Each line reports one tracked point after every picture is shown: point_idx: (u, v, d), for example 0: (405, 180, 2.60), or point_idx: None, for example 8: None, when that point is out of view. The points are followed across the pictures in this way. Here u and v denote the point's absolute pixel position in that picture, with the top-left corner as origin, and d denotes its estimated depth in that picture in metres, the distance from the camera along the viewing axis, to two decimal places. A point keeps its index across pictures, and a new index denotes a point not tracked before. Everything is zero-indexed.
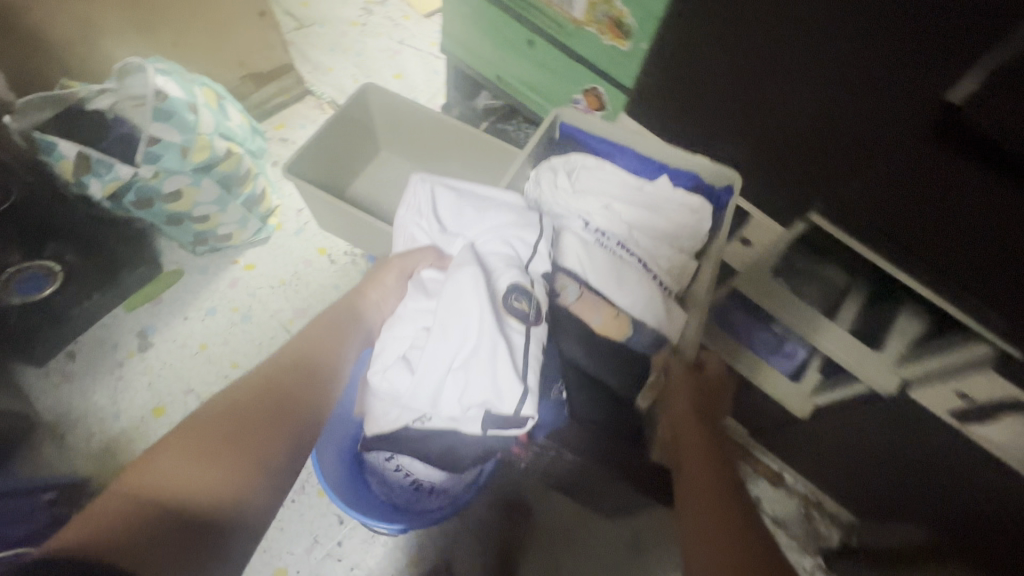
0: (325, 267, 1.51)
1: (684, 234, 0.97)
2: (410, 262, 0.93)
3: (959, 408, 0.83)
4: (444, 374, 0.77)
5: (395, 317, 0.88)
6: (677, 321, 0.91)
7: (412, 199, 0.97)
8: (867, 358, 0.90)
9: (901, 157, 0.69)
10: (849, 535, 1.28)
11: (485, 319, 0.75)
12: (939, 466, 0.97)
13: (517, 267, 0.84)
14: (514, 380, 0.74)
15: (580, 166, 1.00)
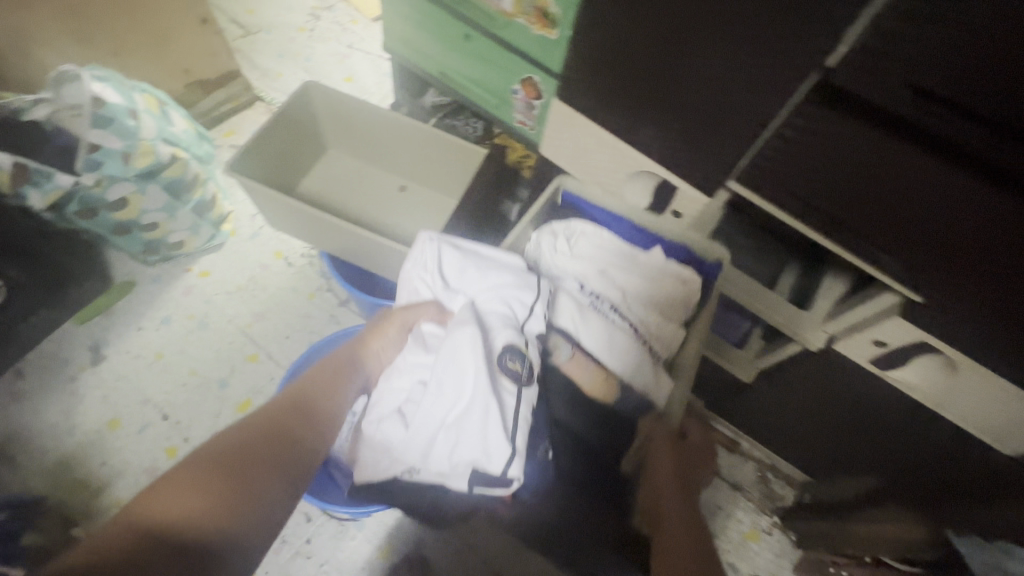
0: (282, 270, 1.51)
1: (672, 301, 1.00)
2: (410, 314, 0.98)
3: (877, 354, 0.90)
4: (440, 431, 0.82)
5: (396, 370, 0.93)
6: (665, 386, 0.93)
7: (413, 256, 0.99)
8: (795, 316, 0.98)
9: (909, 176, 0.65)
10: (803, 493, 1.35)
11: (480, 380, 0.79)
12: (878, 420, 1.02)
13: (513, 327, 0.87)
14: (502, 442, 0.77)
15: (578, 231, 1.04)
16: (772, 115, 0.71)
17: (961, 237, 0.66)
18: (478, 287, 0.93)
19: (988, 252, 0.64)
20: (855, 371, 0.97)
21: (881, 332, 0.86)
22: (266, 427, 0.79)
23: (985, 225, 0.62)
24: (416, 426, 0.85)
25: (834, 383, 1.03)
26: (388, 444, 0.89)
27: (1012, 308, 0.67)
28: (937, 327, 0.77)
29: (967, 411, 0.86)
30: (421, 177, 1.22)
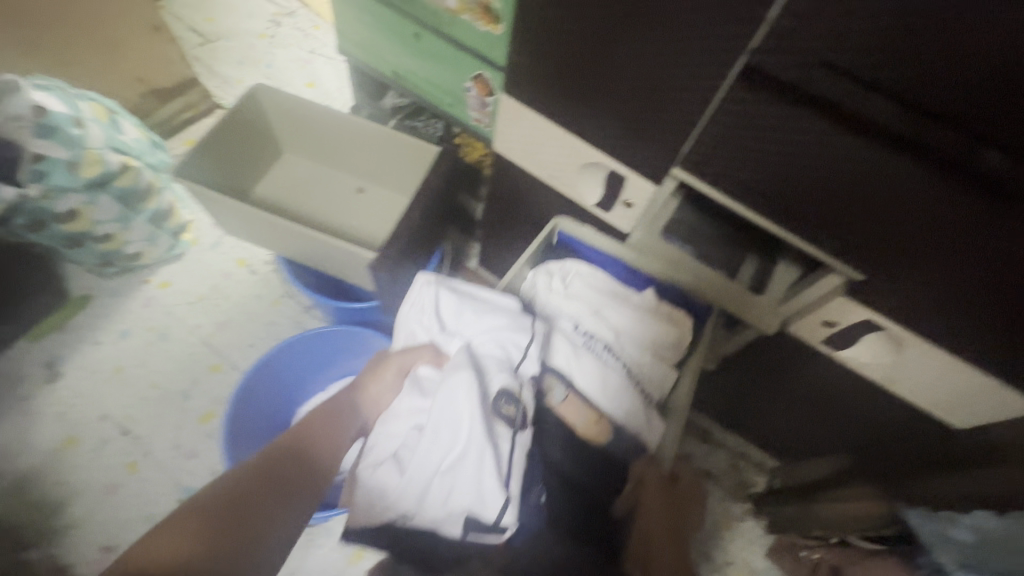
0: (245, 278, 1.48)
1: (662, 341, 1.01)
2: (408, 357, 1.00)
3: (828, 334, 0.91)
4: (437, 476, 0.84)
5: (395, 413, 0.95)
6: (654, 429, 0.94)
7: (412, 299, 1.01)
8: (750, 302, 0.95)
9: (884, 194, 0.67)
10: (773, 479, 1.36)
11: (475, 425, 0.81)
12: (838, 403, 1.03)
13: (508, 370, 0.90)
14: (498, 489, 0.79)
15: (573, 271, 1.05)
16: (705, 98, 0.72)
17: (936, 243, 0.67)
18: (476, 330, 0.95)
19: (926, 241, 0.68)
20: (813, 354, 0.98)
21: (829, 311, 0.87)
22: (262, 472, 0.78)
23: (925, 219, 0.66)
24: (414, 473, 0.86)
25: (793, 366, 1.04)
26: (383, 488, 0.90)
27: (996, 313, 0.69)
28: (884, 305, 0.79)
29: (916, 385, 0.87)
30: (378, 178, 1.21)
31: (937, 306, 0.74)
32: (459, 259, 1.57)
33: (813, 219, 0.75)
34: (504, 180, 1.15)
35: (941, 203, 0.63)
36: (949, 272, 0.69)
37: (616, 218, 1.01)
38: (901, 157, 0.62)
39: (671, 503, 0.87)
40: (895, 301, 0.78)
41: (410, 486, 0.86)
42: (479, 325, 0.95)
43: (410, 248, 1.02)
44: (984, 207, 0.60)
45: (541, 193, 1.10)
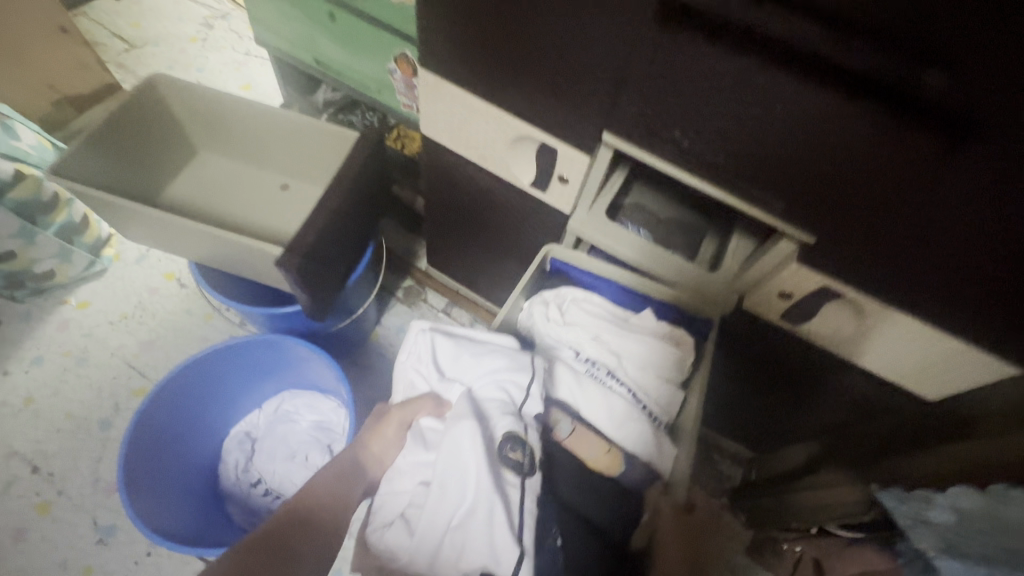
0: (174, 292, 1.37)
1: (666, 363, 0.91)
2: (408, 409, 0.86)
3: (787, 308, 0.84)
4: (446, 535, 0.73)
5: (402, 471, 0.82)
6: (667, 453, 0.85)
7: (408, 346, 0.90)
8: (703, 279, 0.92)
9: (873, 164, 0.59)
10: (750, 470, 1.28)
11: (483, 477, 0.73)
12: (807, 384, 0.96)
13: (512, 414, 0.80)
14: (510, 543, 0.70)
15: (569, 299, 0.97)
16: (627, 51, 0.65)
17: (931, 216, 0.60)
18: (476, 373, 0.85)
19: (889, 200, 0.61)
20: (778, 334, 0.90)
21: (783, 282, 0.79)
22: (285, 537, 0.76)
23: (875, 167, 0.59)
24: (420, 535, 0.75)
25: (757, 345, 0.95)
26: (393, 556, 0.77)
27: (997, 288, 0.62)
28: (874, 286, 0.71)
29: (884, 358, 0.81)
30: (302, 171, 1.10)
31: (889, 271, 0.69)
32: (408, 259, 1.48)
33: (800, 200, 0.67)
34: (435, 165, 1.06)
35: (938, 169, 0.56)
36: (947, 247, 0.62)
37: (554, 197, 0.93)
38: (890, 116, 0.54)
39: (689, 535, 0.78)
40: (886, 285, 0.70)
41: (419, 548, 0.75)
42: (479, 368, 0.85)
43: (331, 242, 0.91)
44: (984, 168, 0.53)
45: (474, 177, 1.01)
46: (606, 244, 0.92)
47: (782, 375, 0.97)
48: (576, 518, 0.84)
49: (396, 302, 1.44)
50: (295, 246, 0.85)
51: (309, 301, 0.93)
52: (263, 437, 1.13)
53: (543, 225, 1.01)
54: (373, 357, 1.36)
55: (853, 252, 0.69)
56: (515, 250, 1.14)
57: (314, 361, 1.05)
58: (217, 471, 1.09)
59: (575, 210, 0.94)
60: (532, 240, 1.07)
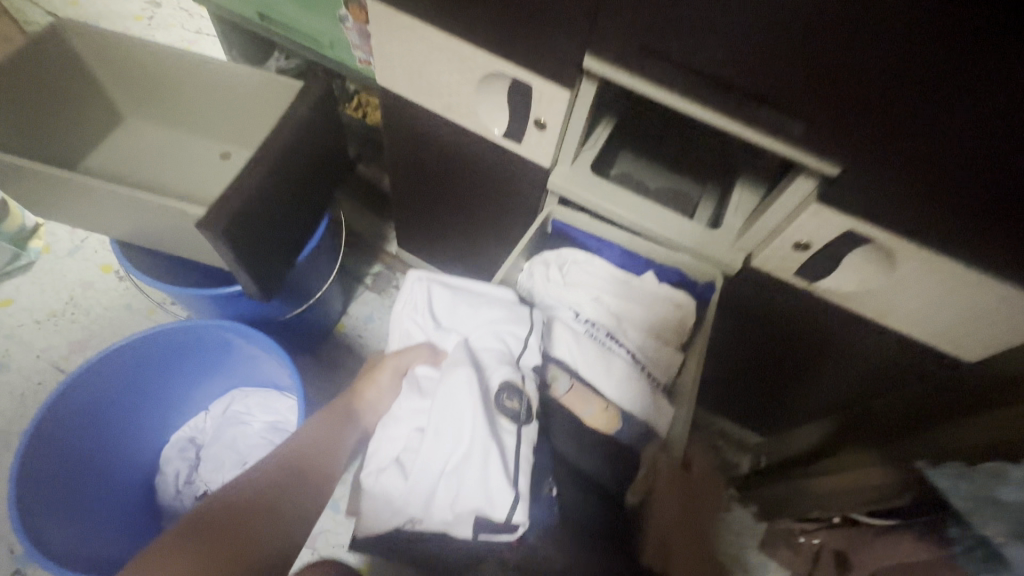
0: (111, 286, 1.22)
1: (665, 325, 0.84)
2: (403, 356, 0.79)
3: (801, 264, 0.72)
4: (439, 483, 0.65)
5: (394, 419, 0.73)
6: (665, 412, 0.77)
7: (404, 295, 0.81)
8: (707, 234, 0.81)
9: (921, 51, 0.48)
10: (759, 457, 1.16)
11: (477, 421, 0.64)
12: (818, 354, 0.85)
13: (510, 362, 0.71)
14: (505, 488, 0.61)
15: (571, 261, 0.88)
16: None
17: (990, 113, 0.49)
18: (475, 324, 0.76)
19: (940, 96, 0.50)
20: (797, 298, 0.78)
21: (799, 230, 0.68)
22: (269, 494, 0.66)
23: (924, 52, 0.48)
24: (411, 484, 0.67)
25: (776, 311, 0.82)
26: (384, 508, 0.68)
27: None
28: (909, 221, 0.60)
29: (913, 315, 0.70)
30: (244, 136, 0.96)
31: (945, 198, 0.57)
32: (377, 243, 1.34)
33: (827, 115, 0.56)
34: (396, 125, 0.93)
35: (1005, 45, 0.45)
36: (1008, 152, 0.51)
37: (531, 149, 0.81)
38: None
39: (686, 495, 0.72)
40: (924, 216, 0.59)
41: (409, 499, 0.67)
42: (477, 318, 0.77)
43: (272, 205, 0.78)
44: None
45: (440, 133, 0.89)
46: (594, 201, 0.83)
47: (801, 341, 0.85)
48: (571, 491, 0.76)
49: (364, 290, 1.30)
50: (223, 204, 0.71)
51: (246, 275, 0.78)
52: (209, 443, 0.99)
53: (519, 184, 0.89)
54: (339, 349, 1.23)
55: (892, 176, 0.58)
56: (491, 220, 1.01)
57: (264, 359, 0.93)
58: (154, 485, 0.94)
59: (556, 163, 0.83)
60: (508, 206, 0.95)
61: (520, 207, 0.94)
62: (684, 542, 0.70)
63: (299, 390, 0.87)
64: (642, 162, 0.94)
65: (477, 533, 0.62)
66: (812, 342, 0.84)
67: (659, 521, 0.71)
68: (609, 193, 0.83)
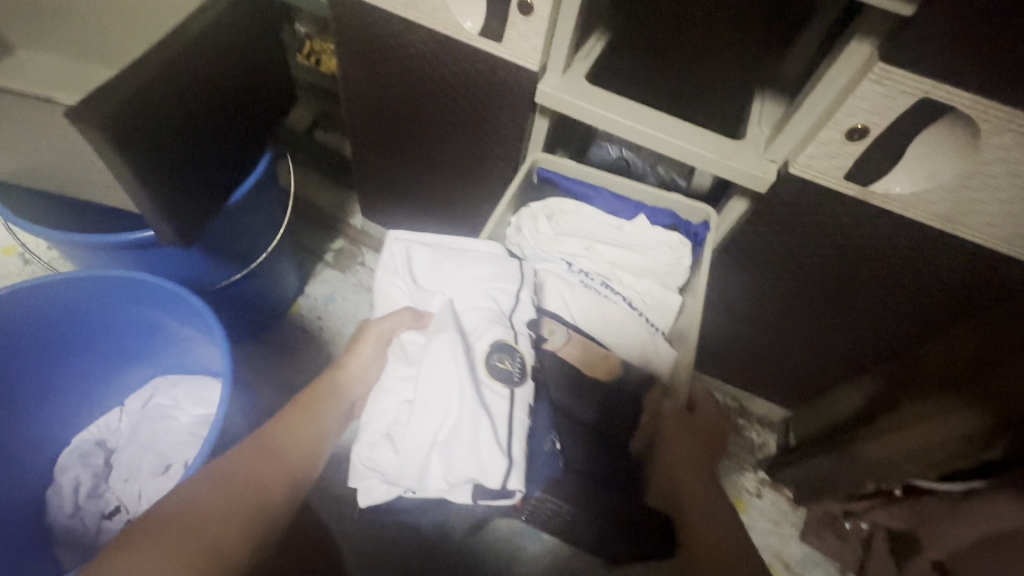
0: (13, 270, 1.00)
1: (666, 268, 0.67)
2: (388, 321, 0.53)
3: (853, 165, 0.59)
4: (428, 462, 0.43)
5: (378, 391, 0.50)
6: (664, 352, 0.62)
7: (381, 261, 0.56)
8: (726, 144, 0.67)
9: None
10: (787, 434, 0.99)
11: (461, 385, 0.44)
12: (857, 282, 0.70)
13: (502, 320, 0.50)
14: (497, 456, 0.42)
15: (560, 211, 0.69)
16: None
17: None
18: (458, 281, 0.54)
19: None
20: (849, 215, 0.63)
21: (852, 112, 0.55)
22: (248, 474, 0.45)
23: None
24: (401, 459, 0.44)
25: (821, 240, 0.67)
26: (376, 480, 0.47)
27: None
28: (1003, 73, 0.47)
29: (993, 216, 0.57)
30: None
31: None
32: (336, 214, 1.16)
33: None
34: (344, 44, 0.76)
35: None
36: None
37: (513, 47, 0.66)
38: None
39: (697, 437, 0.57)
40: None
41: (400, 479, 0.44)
42: (460, 276, 0.53)
43: (177, 109, 0.61)
44: None
45: (403, 45, 0.73)
46: (591, 109, 0.68)
47: (855, 277, 0.69)
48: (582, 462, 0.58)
49: (324, 268, 1.11)
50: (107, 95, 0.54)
51: (140, 192, 0.61)
52: (123, 445, 0.78)
53: (499, 104, 0.74)
54: (295, 335, 1.04)
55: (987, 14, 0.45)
56: (467, 165, 0.85)
57: (196, 338, 0.74)
58: (47, 501, 0.73)
59: (543, 71, 0.69)
60: (486, 139, 0.79)
61: (501, 138, 0.78)
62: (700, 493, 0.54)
63: (227, 370, 0.64)
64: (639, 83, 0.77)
65: (477, 499, 0.43)
66: (867, 276, 0.68)
67: (675, 464, 0.57)
68: (610, 102, 0.69)
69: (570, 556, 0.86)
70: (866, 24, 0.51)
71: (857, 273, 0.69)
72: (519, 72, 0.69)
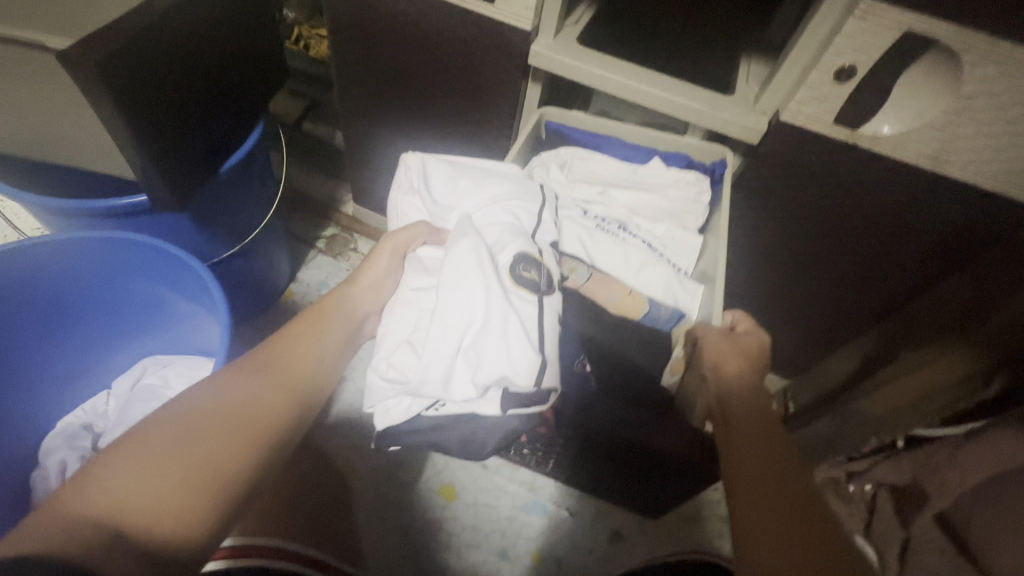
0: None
1: (684, 207, 0.68)
2: (404, 233, 0.55)
3: (840, 109, 0.61)
4: (453, 367, 0.43)
5: (397, 302, 0.51)
6: (691, 290, 0.62)
7: (397, 177, 0.59)
8: (719, 100, 0.68)
9: None
10: (785, 403, 1.00)
11: (490, 288, 0.45)
12: (850, 226, 0.70)
13: (524, 235, 0.51)
14: (530, 353, 0.44)
15: (572, 158, 0.70)
16: None
17: None
18: (477, 199, 0.55)
19: None
20: (841, 163, 0.65)
21: (840, 52, 0.57)
22: (248, 401, 0.45)
23: None
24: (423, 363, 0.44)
25: (815, 192, 0.69)
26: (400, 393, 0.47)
27: None
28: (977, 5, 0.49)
29: (978, 154, 0.59)
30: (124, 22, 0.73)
31: None
32: (327, 202, 1.15)
33: None
34: (336, 15, 0.77)
35: None
36: None
37: (506, 9, 0.67)
38: None
39: (746, 358, 0.53)
40: None
41: (420, 389, 0.43)
42: (479, 194, 0.55)
43: (170, 70, 0.61)
44: None
45: (396, 12, 0.73)
46: (584, 68, 0.69)
47: (856, 227, 0.70)
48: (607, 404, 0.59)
49: (317, 254, 1.10)
50: (99, 42, 0.53)
51: (134, 147, 0.60)
52: (112, 425, 0.74)
53: (490, 68, 0.74)
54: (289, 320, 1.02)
55: None
56: (462, 136, 0.85)
57: (195, 310, 0.72)
58: (29, 480, 0.69)
59: (537, 33, 0.70)
60: (480, 108, 0.80)
61: (495, 105, 0.79)
62: (745, 404, 0.50)
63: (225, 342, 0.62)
64: (638, 35, 0.77)
65: (504, 409, 0.45)
66: (868, 223, 0.69)
67: (718, 383, 0.52)
68: (602, 62, 0.70)
69: (576, 527, 0.85)
70: None
71: (856, 222, 0.69)
72: (513, 35, 0.70)
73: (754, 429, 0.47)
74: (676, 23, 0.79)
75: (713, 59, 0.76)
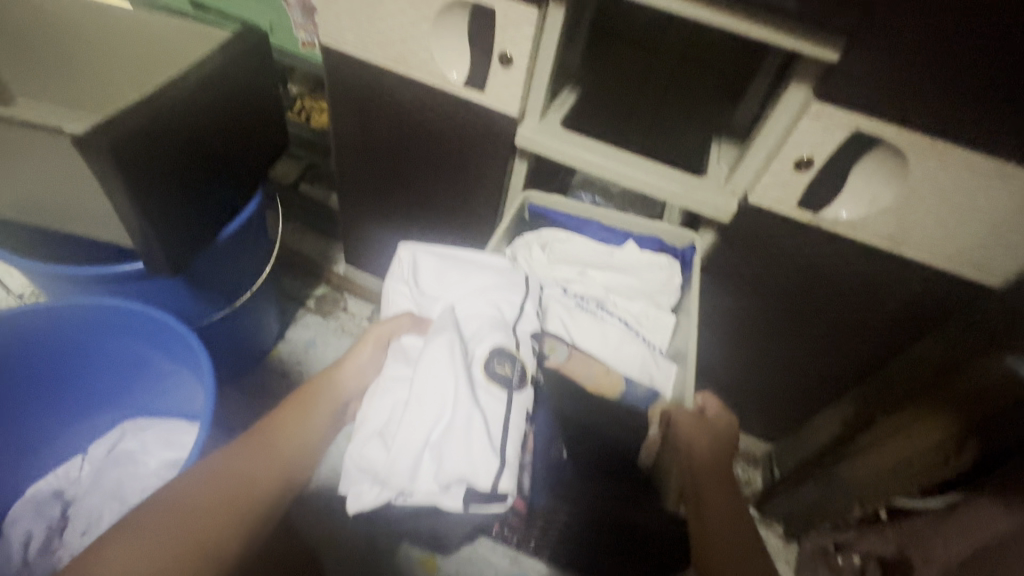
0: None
1: (657, 288, 0.71)
2: (389, 323, 0.55)
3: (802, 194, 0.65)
4: (420, 460, 0.45)
5: (376, 390, 0.52)
6: (664, 368, 0.65)
7: (392, 269, 0.61)
8: (691, 181, 0.73)
9: None
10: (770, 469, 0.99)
11: (458, 384, 0.47)
12: (819, 298, 0.74)
13: (503, 328, 0.53)
14: (489, 453, 0.44)
15: (553, 240, 0.73)
16: None
17: None
18: (461, 290, 0.57)
19: None
20: (805, 241, 0.69)
21: (798, 145, 0.62)
22: (246, 471, 0.46)
23: None
24: (392, 457, 0.45)
25: (785, 266, 0.73)
26: (366, 484, 0.47)
27: None
28: (915, 111, 0.55)
29: (931, 238, 0.64)
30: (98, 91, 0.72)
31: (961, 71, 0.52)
32: (319, 261, 1.17)
33: None
34: (340, 95, 0.83)
35: None
36: None
37: (494, 95, 0.73)
38: None
39: (718, 443, 0.54)
40: (934, 99, 0.54)
41: (388, 479, 0.45)
42: (464, 285, 0.57)
43: (175, 148, 0.65)
44: None
45: (393, 95, 0.79)
46: (568, 151, 0.74)
47: (826, 300, 0.73)
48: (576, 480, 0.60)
49: (306, 313, 1.12)
50: (111, 128, 0.57)
51: (136, 219, 0.63)
52: (83, 494, 0.72)
53: (479, 145, 0.79)
54: (273, 379, 1.02)
55: (905, 59, 0.53)
56: (451, 206, 0.89)
57: (179, 375, 0.73)
58: None
59: (523, 117, 0.76)
60: (469, 182, 0.84)
61: (483, 179, 0.83)
62: (721, 493, 0.51)
63: (207, 409, 0.61)
64: (619, 118, 0.83)
65: (468, 504, 0.45)
66: (834, 296, 0.73)
67: (694, 470, 0.53)
68: (584, 144, 0.75)
69: None
70: (801, 71, 0.59)
71: (824, 295, 0.73)
72: (500, 118, 0.75)
73: (728, 506, 0.50)
74: (654, 107, 0.85)
75: (688, 141, 0.81)
